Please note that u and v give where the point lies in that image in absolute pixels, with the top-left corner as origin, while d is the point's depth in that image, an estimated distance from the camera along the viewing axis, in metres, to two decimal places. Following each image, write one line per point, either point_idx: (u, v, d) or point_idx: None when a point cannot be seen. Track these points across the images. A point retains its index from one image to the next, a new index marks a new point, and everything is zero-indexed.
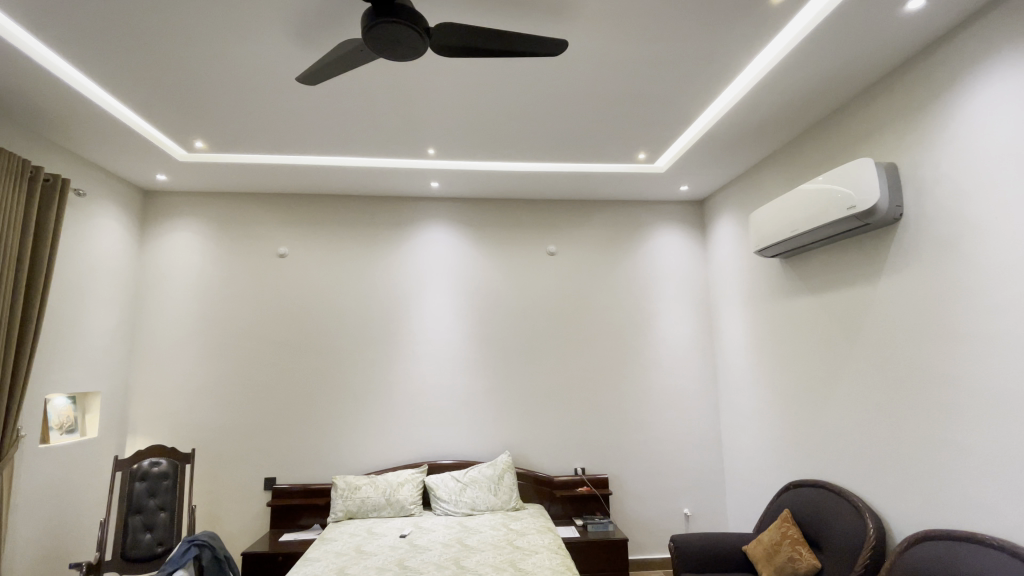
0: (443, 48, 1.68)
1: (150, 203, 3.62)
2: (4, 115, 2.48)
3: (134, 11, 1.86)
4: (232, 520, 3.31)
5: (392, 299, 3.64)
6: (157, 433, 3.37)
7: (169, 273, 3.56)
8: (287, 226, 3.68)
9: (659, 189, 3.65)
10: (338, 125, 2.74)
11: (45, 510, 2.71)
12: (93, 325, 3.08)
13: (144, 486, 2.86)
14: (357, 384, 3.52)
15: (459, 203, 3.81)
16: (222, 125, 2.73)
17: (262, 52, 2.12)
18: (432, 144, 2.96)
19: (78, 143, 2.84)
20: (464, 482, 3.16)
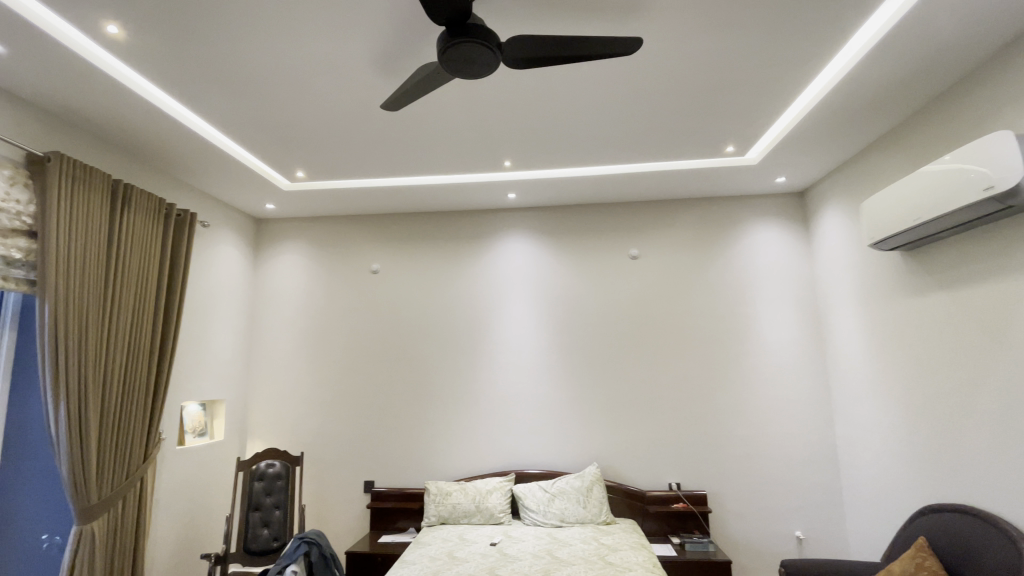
0: (515, 60, 1.70)
1: (261, 229, 4.03)
2: (145, 159, 2.91)
3: (239, 57, 2.09)
4: (336, 521, 3.53)
5: (476, 309, 3.73)
6: (270, 437, 3.70)
7: (279, 292, 3.92)
8: (378, 244, 3.92)
9: (751, 183, 3.41)
10: (421, 146, 2.88)
11: (181, 504, 3.07)
12: (217, 340, 3.47)
13: (262, 485, 3.16)
14: (445, 393, 3.63)
15: (537, 212, 3.83)
16: (319, 154, 2.98)
17: (350, 83, 2.29)
18: (508, 156, 3.02)
19: (202, 180, 3.24)
20: (553, 492, 3.12)
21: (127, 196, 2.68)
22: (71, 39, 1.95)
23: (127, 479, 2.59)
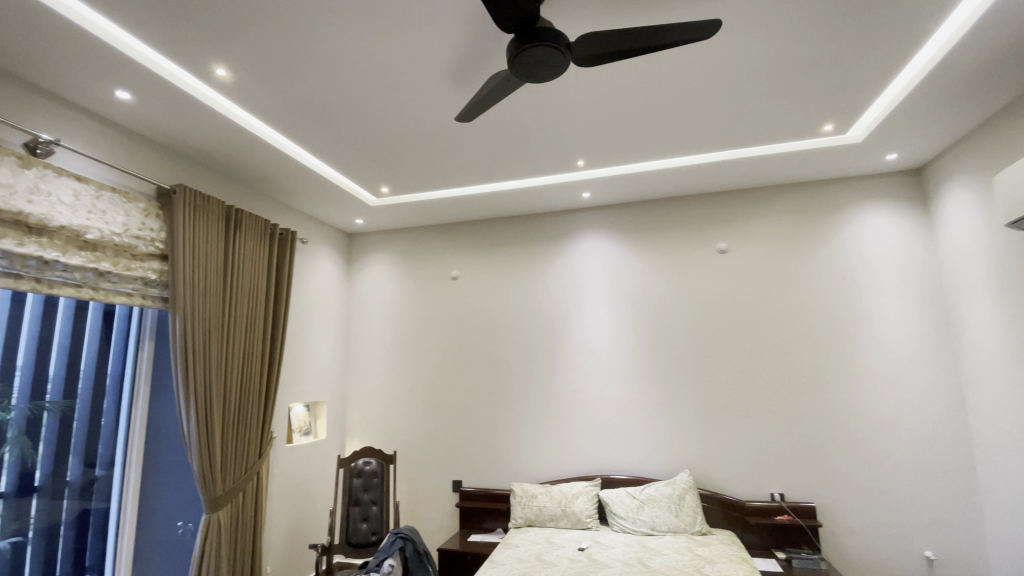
0: (586, 58, 1.68)
1: (353, 243, 4.33)
2: (252, 185, 3.24)
3: (327, 86, 2.26)
4: (428, 519, 3.68)
5: (555, 311, 3.72)
6: (366, 437, 3.95)
7: (370, 300, 4.18)
8: (458, 251, 4.04)
9: (854, 163, 3.09)
10: (495, 154, 2.94)
11: (291, 497, 3.36)
12: (317, 347, 3.77)
13: (360, 482, 3.38)
14: (527, 396, 3.65)
15: (615, 210, 3.74)
16: (400, 169, 3.14)
17: (426, 99, 2.39)
18: (582, 155, 2.98)
19: (300, 201, 3.54)
20: (642, 499, 3.02)
21: (238, 219, 2.99)
22: (189, 84, 2.22)
23: (245, 473, 2.89)
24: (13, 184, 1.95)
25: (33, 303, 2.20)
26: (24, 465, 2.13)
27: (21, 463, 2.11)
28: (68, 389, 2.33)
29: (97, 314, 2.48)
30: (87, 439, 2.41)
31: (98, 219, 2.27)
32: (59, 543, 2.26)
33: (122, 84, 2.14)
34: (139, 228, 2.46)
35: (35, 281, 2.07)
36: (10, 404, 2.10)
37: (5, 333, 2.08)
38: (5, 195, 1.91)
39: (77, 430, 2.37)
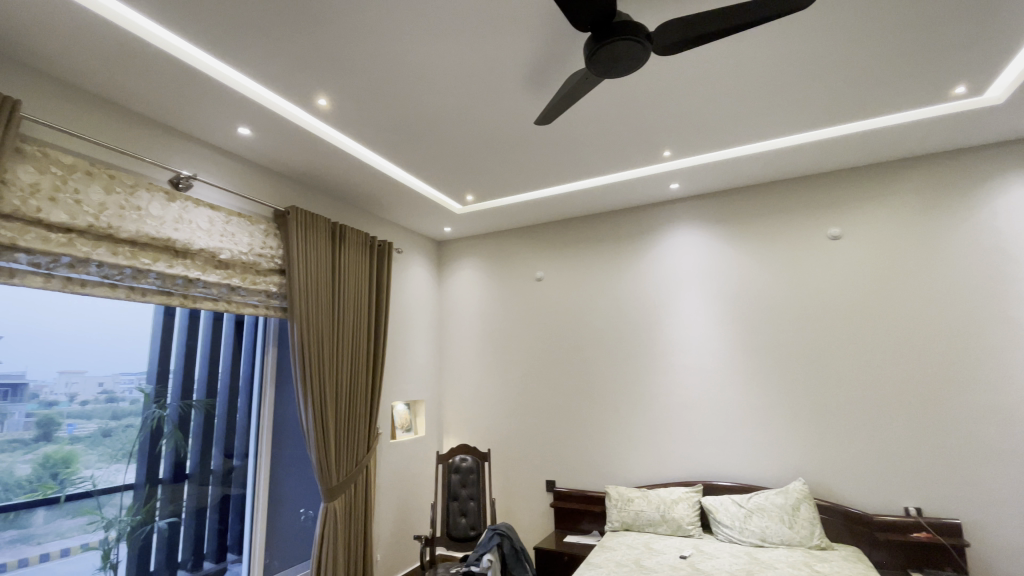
0: (667, 46, 1.61)
1: (442, 250, 4.52)
2: (353, 202, 3.51)
3: (415, 104, 2.39)
4: (524, 518, 3.74)
5: (645, 308, 3.61)
6: (462, 435, 4.11)
7: (460, 304, 4.34)
8: (543, 252, 4.07)
9: (996, 127, 2.66)
10: (577, 153, 2.92)
11: (396, 491, 3.59)
12: (414, 350, 3.99)
13: (458, 478, 3.53)
14: (619, 397, 3.58)
15: (707, 201, 3.55)
16: (484, 176, 3.22)
17: (508, 107, 2.44)
18: (668, 146, 2.87)
19: (394, 214, 3.77)
20: (749, 508, 2.84)
21: (342, 234, 3.26)
22: (296, 115, 2.45)
23: (356, 466, 3.13)
24: (162, 216, 2.28)
25: (180, 316, 2.55)
26: (177, 455, 2.49)
27: (175, 453, 2.48)
28: (210, 390, 2.68)
29: (230, 323, 2.83)
30: (225, 433, 2.75)
31: (228, 241, 2.58)
32: (206, 523, 2.61)
33: (242, 121, 2.41)
34: (261, 247, 2.76)
35: (182, 296, 2.41)
36: (166, 403, 2.46)
37: (160, 341, 2.45)
38: (157, 225, 2.25)
39: (218, 426, 2.72)
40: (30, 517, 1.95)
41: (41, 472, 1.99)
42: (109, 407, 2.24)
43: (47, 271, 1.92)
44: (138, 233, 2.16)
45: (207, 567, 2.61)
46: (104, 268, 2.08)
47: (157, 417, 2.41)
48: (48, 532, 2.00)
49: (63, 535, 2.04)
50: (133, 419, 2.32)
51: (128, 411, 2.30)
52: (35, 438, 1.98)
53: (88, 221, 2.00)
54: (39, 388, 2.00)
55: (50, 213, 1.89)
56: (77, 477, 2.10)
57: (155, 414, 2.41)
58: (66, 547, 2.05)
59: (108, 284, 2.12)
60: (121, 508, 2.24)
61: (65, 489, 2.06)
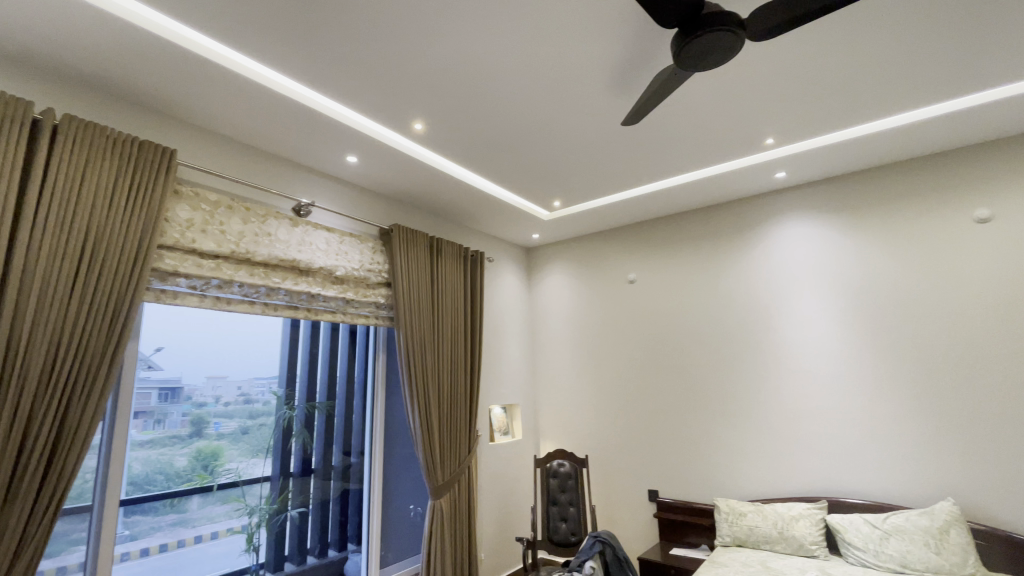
0: (764, 31, 1.52)
1: (531, 257, 4.60)
2: (447, 216, 3.69)
3: (503, 118, 2.47)
4: (626, 526, 3.66)
5: (749, 309, 3.40)
6: (558, 440, 4.13)
7: (551, 310, 4.38)
8: (634, 254, 3.98)
9: None
10: (668, 150, 2.82)
11: (497, 492, 3.70)
12: (508, 355, 4.10)
13: (557, 482, 3.56)
14: (723, 402, 3.40)
15: (816, 189, 3.26)
16: (571, 182, 3.23)
17: (594, 112, 2.43)
18: (769, 135, 2.68)
19: (485, 225, 3.90)
20: (886, 530, 2.53)
21: (438, 247, 3.45)
22: (395, 140, 2.65)
23: (459, 467, 3.28)
24: (289, 239, 2.58)
25: (304, 327, 2.86)
26: (304, 451, 2.78)
27: (303, 449, 2.77)
28: (330, 393, 2.97)
29: (345, 333, 3.11)
30: (344, 433, 3.03)
31: (342, 258, 2.85)
32: (329, 514, 2.88)
33: (350, 151, 2.66)
34: (370, 263, 3.01)
35: (306, 310, 2.70)
36: (294, 404, 2.77)
37: (288, 350, 2.76)
38: (284, 247, 2.54)
39: (338, 426, 3.00)
40: (187, 503, 2.28)
41: (195, 464, 2.31)
42: (248, 407, 2.56)
43: (201, 292, 2.25)
44: (269, 256, 2.46)
45: (332, 555, 2.88)
46: (245, 288, 2.40)
47: (287, 417, 2.72)
48: (201, 516, 2.32)
49: (213, 519, 2.36)
50: (267, 418, 2.63)
51: (263, 411, 2.62)
52: (190, 434, 2.30)
53: (231, 248, 2.31)
54: (192, 391, 2.32)
55: (202, 243, 2.22)
56: (225, 468, 2.43)
57: (286, 414, 2.72)
58: (215, 530, 2.37)
59: (247, 301, 2.43)
60: (261, 498, 2.56)
61: (216, 479, 2.39)
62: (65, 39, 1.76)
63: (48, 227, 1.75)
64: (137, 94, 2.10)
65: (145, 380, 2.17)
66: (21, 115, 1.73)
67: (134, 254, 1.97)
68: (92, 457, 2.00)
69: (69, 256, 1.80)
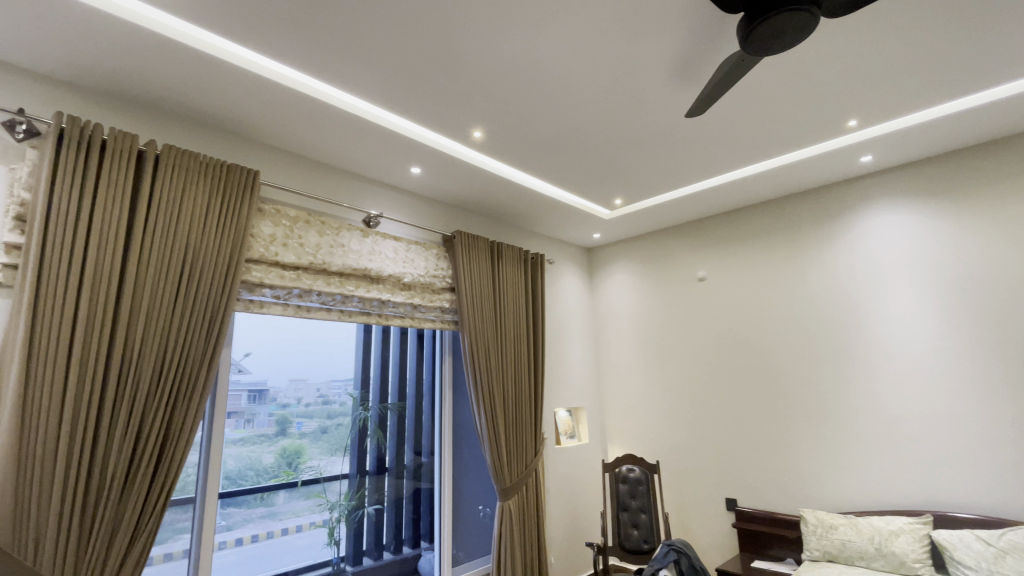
0: (842, 6, 1.41)
1: (593, 257, 4.55)
2: (508, 220, 3.73)
3: (561, 120, 2.46)
4: (702, 535, 3.51)
5: (832, 305, 3.16)
6: (626, 443, 4.04)
7: (615, 310, 4.30)
8: (701, 251, 3.83)
9: None
10: (736, 140, 2.69)
11: (564, 496, 3.68)
12: (572, 357, 4.07)
13: (627, 488, 3.49)
14: (805, 406, 3.17)
15: (908, 172, 2.96)
16: (632, 179, 3.16)
17: (654, 106, 2.36)
18: (850, 117, 2.48)
19: (545, 227, 3.91)
20: (1001, 548, 2.23)
21: (500, 251, 3.49)
22: (455, 149, 2.71)
23: (526, 469, 3.29)
24: (360, 249, 2.72)
25: (376, 331, 2.99)
26: (378, 450, 2.91)
27: (377, 448, 2.90)
28: (400, 394, 3.09)
29: (413, 337, 3.22)
30: (415, 433, 3.13)
31: (409, 265, 2.95)
32: (403, 512, 2.99)
33: (413, 162, 2.76)
34: (435, 269, 3.10)
35: (377, 316, 2.83)
36: (369, 405, 2.91)
37: (361, 354, 2.90)
38: (356, 257, 2.68)
39: (409, 426, 3.11)
40: (275, 497, 2.45)
41: (281, 461, 2.49)
42: (327, 408, 2.71)
43: (284, 301, 2.42)
44: (343, 266, 2.60)
45: (406, 551, 2.98)
46: (322, 296, 2.55)
47: (362, 418, 2.86)
48: (287, 510, 2.49)
49: (298, 513, 2.52)
50: (344, 418, 2.78)
51: (340, 412, 2.77)
52: (276, 433, 2.48)
53: (309, 259, 2.47)
54: (277, 393, 2.50)
55: (284, 255, 2.38)
56: (307, 465, 2.59)
57: (361, 415, 2.86)
58: (299, 524, 2.53)
59: (325, 309, 2.59)
60: (340, 494, 2.70)
61: (299, 475, 2.55)
62: (165, 78, 1.97)
63: (154, 247, 1.96)
64: (225, 122, 2.30)
65: (236, 383, 2.36)
66: (129, 147, 1.95)
67: (225, 268, 2.15)
68: (194, 453, 2.20)
69: (172, 272, 2.00)
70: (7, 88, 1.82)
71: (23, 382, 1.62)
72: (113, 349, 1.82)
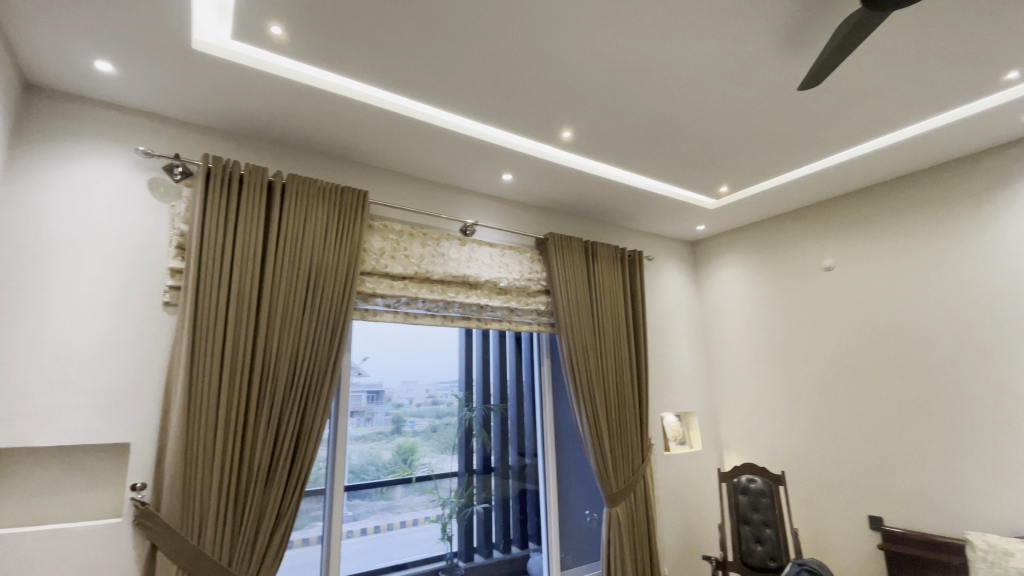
0: None
1: (698, 250, 4.27)
2: (602, 219, 3.64)
3: (653, 111, 2.34)
4: (840, 557, 3.11)
5: (1001, 294, 2.62)
6: (743, 450, 3.72)
7: (725, 306, 3.99)
8: (825, 237, 3.40)
9: None
10: (861, 110, 2.34)
11: (676, 504, 3.48)
12: (679, 358, 3.85)
13: (747, 500, 3.20)
14: (969, 414, 2.66)
15: None
16: (738, 164, 2.90)
17: (758, 84, 2.14)
18: (1015, 67, 2.04)
19: (643, 223, 3.74)
20: None
21: (594, 250, 3.42)
22: (545, 152, 2.70)
23: (633, 475, 3.17)
24: (459, 257, 2.82)
25: (477, 335, 3.08)
26: (485, 450, 2.99)
27: (483, 448, 2.98)
28: (502, 396, 3.14)
29: (513, 339, 3.27)
30: (518, 435, 3.17)
31: (504, 270, 3.01)
32: (510, 512, 3.04)
33: (504, 169, 2.79)
34: (529, 272, 3.12)
35: (477, 320, 2.91)
36: (473, 406, 3.00)
37: (465, 357, 3.00)
38: (455, 265, 2.79)
39: (512, 428, 3.16)
40: (393, 491, 2.63)
41: (397, 457, 2.66)
42: (436, 408, 2.84)
43: (394, 309, 2.58)
44: (445, 274, 2.72)
45: (515, 551, 3.03)
46: (427, 303, 2.69)
47: (468, 418, 2.96)
48: (404, 503, 2.65)
49: (414, 507, 2.68)
50: (452, 418, 2.90)
51: (448, 412, 2.89)
52: (392, 431, 2.65)
53: (414, 269, 2.62)
54: (391, 394, 2.67)
55: (392, 267, 2.55)
56: (420, 462, 2.74)
57: (466, 415, 2.96)
58: (415, 517, 2.69)
59: (430, 315, 2.72)
60: (451, 491, 2.82)
61: (414, 472, 2.71)
62: (284, 115, 2.21)
63: (284, 265, 2.20)
64: (336, 149, 2.53)
65: (357, 384, 2.56)
66: (260, 179, 2.21)
67: (342, 282, 2.35)
68: (325, 448, 2.43)
69: (300, 287, 2.22)
70: (164, 138, 2.16)
71: (188, 386, 1.90)
72: (256, 356, 2.06)
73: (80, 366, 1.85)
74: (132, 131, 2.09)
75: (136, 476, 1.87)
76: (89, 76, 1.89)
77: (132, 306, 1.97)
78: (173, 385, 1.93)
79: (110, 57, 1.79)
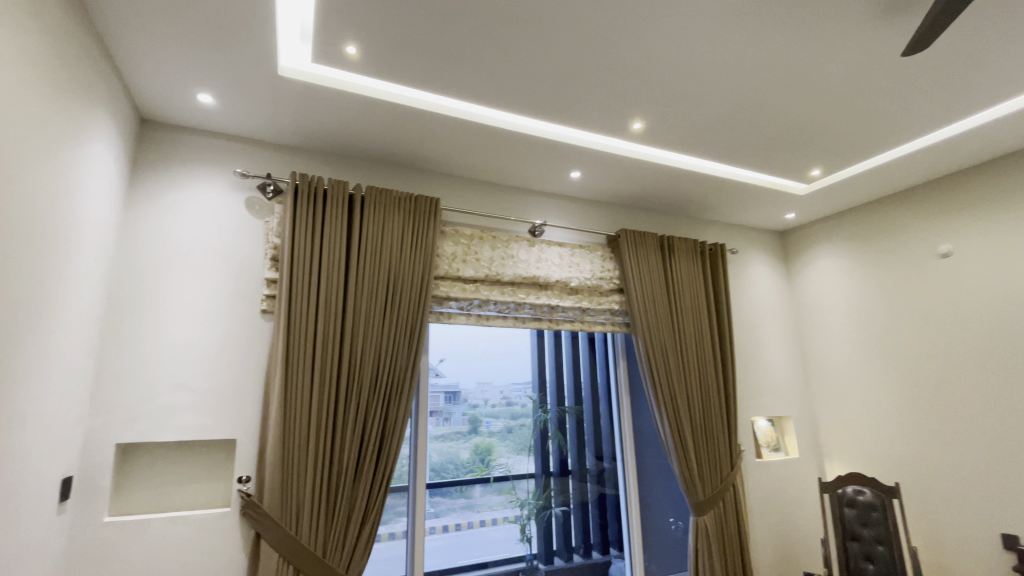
0: None
1: (787, 241, 3.95)
2: (678, 212, 3.47)
3: (729, 95, 2.19)
4: None
5: None
6: (847, 459, 3.37)
7: (821, 300, 3.65)
8: (941, 219, 3.00)
9: None
10: (982, 72, 2.03)
11: (771, 515, 3.23)
12: (769, 357, 3.58)
13: (855, 513, 2.90)
14: None
15: None
16: (831, 145, 2.64)
17: (852, 56, 1.93)
18: None
19: (723, 214, 3.52)
20: None
21: (670, 246, 3.27)
22: (613, 146, 2.62)
23: (721, 482, 2.99)
24: (529, 258, 2.82)
25: (550, 336, 3.06)
26: (561, 452, 2.96)
27: (559, 450, 2.96)
28: (577, 397, 3.09)
29: (586, 340, 3.21)
30: (595, 437, 3.11)
31: (575, 269, 2.96)
32: (589, 516, 2.98)
33: (572, 167, 2.75)
34: (601, 271, 3.04)
35: (549, 321, 2.89)
36: (548, 407, 2.98)
37: (538, 358, 2.99)
38: (526, 266, 2.79)
39: (588, 430, 3.09)
40: (473, 490, 2.67)
41: (475, 457, 2.70)
42: (511, 409, 2.86)
43: (467, 311, 2.63)
44: (515, 275, 2.73)
45: (596, 557, 2.96)
46: (498, 305, 2.71)
47: (543, 419, 2.94)
48: (483, 503, 2.69)
49: (493, 507, 2.71)
50: (527, 419, 2.90)
51: (523, 413, 2.89)
52: (469, 431, 2.70)
53: (485, 272, 2.65)
54: (467, 395, 2.72)
55: (463, 270, 2.60)
56: (498, 462, 2.77)
57: (541, 416, 2.94)
58: (495, 517, 2.72)
59: (502, 317, 2.74)
60: (529, 492, 2.82)
61: (492, 472, 2.74)
62: (360, 131, 2.32)
63: (365, 272, 2.31)
64: (408, 159, 2.62)
65: (435, 385, 2.64)
66: (341, 192, 2.34)
67: (418, 287, 2.43)
68: (407, 447, 2.52)
69: (380, 293, 2.33)
70: (258, 160, 2.36)
71: (284, 387, 2.05)
72: (342, 359, 2.19)
73: (191, 369, 2.06)
74: (230, 155, 2.31)
75: (242, 470, 2.05)
76: (193, 108, 2.11)
77: (233, 315, 2.17)
78: (272, 387, 2.10)
79: (210, 90, 1.99)
